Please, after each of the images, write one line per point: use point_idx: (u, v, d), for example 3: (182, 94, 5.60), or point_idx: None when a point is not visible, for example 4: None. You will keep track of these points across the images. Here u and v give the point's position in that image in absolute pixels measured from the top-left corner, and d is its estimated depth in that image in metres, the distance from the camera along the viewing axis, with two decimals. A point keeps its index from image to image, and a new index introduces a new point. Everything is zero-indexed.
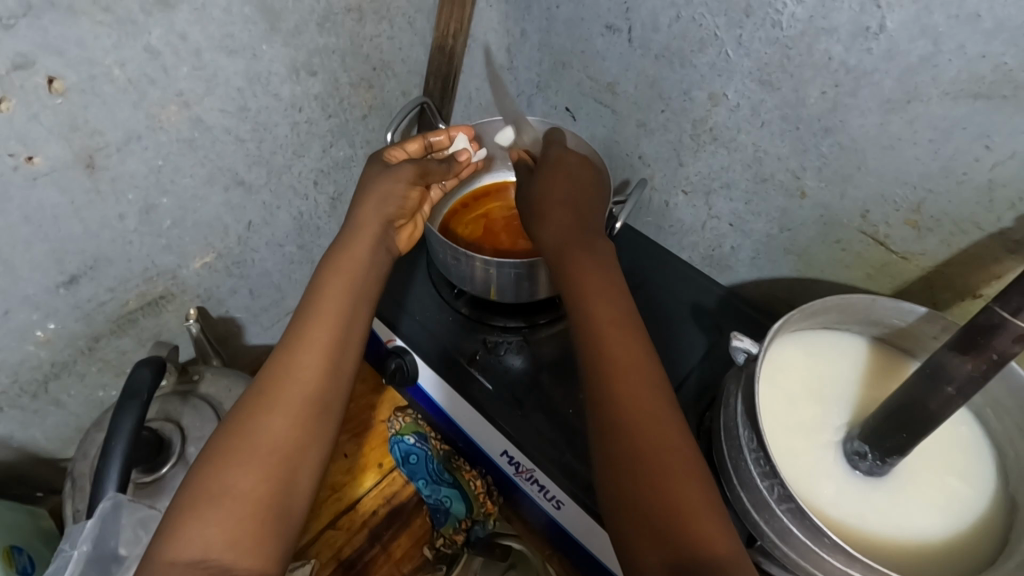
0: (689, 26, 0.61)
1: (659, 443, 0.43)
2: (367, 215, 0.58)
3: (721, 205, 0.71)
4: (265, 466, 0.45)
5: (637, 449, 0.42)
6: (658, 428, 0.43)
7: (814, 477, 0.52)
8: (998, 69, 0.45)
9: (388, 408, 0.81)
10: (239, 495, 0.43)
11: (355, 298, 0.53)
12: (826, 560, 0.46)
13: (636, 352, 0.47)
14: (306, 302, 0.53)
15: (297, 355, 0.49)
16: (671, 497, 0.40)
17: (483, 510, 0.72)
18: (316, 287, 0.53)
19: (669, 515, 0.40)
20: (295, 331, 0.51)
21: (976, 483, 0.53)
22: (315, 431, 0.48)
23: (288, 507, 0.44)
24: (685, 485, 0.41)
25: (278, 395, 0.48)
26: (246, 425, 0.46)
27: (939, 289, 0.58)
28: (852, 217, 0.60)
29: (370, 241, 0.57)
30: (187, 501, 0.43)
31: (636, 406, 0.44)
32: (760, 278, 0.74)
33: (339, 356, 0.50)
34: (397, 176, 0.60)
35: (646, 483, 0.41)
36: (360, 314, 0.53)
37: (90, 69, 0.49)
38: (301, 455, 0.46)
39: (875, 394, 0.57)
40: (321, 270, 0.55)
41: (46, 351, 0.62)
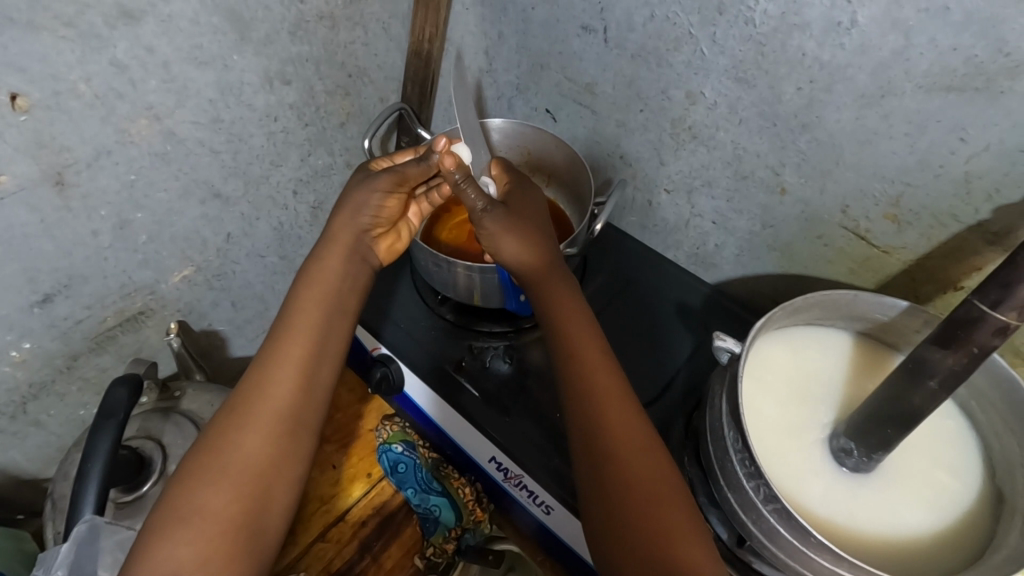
0: (664, 25, 0.60)
1: (647, 475, 0.45)
2: (344, 221, 0.57)
3: (703, 203, 0.71)
4: (238, 485, 0.44)
5: (625, 481, 0.44)
6: (644, 458, 0.45)
7: (801, 476, 0.52)
8: (970, 61, 0.45)
9: (375, 417, 0.80)
10: (212, 515, 0.43)
11: (332, 309, 0.53)
12: (814, 560, 0.45)
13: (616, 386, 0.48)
14: (282, 312, 0.52)
15: (274, 368, 0.49)
16: (659, 526, 0.43)
17: (472, 518, 0.71)
18: (292, 297, 0.53)
19: (655, 545, 0.42)
20: (270, 342, 0.50)
21: (964, 475, 0.53)
22: (293, 446, 0.47)
23: (262, 526, 0.45)
24: (671, 515, 0.43)
25: (253, 410, 0.47)
26: (220, 442, 0.46)
27: (921, 282, 0.58)
28: (832, 213, 0.60)
29: (345, 249, 0.56)
30: (160, 520, 0.43)
31: (620, 439, 0.46)
32: (745, 275, 0.74)
33: (315, 371, 0.50)
34: (375, 188, 0.56)
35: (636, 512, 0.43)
36: (338, 327, 0.53)
37: (55, 85, 0.49)
38: (275, 472, 0.46)
39: (860, 391, 0.57)
40: (298, 279, 0.54)
41: (23, 371, 0.61)
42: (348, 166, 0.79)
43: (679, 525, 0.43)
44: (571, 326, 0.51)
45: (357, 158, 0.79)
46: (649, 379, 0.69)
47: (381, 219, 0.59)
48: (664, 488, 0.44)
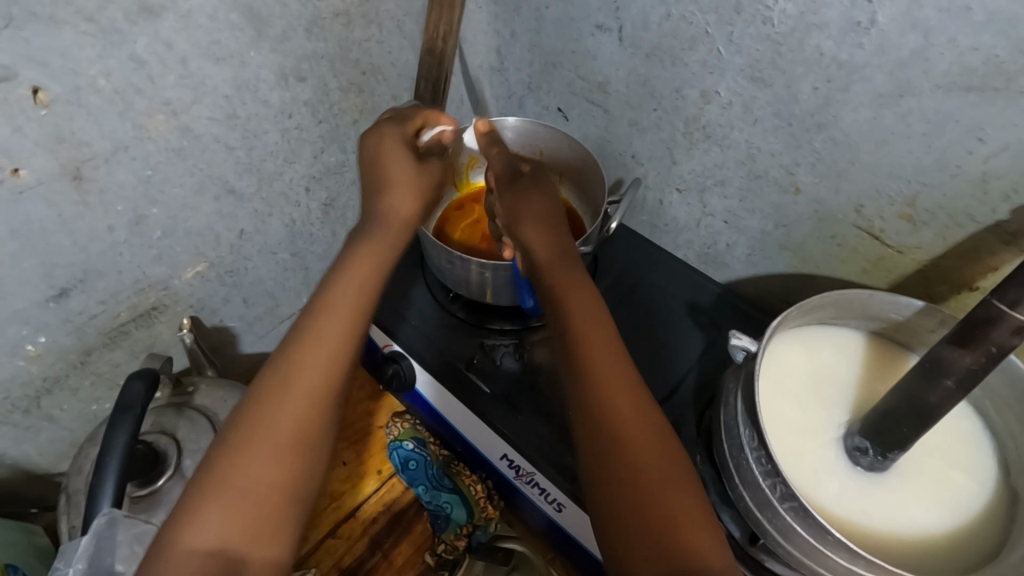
0: (679, 24, 0.60)
1: (652, 459, 0.44)
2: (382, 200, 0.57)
3: (715, 202, 0.71)
4: (280, 459, 0.43)
5: (629, 460, 0.43)
6: (650, 439, 0.45)
7: (816, 476, 0.52)
8: (989, 61, 0.45)
9: (386, 414, 0.80)
10: (251, 493, 0.42)
11: (371, 283, 0.52)
12: (830, 558, 0.45)
13: (624, 370, 0.48)
14: (320, 287, 0.51)
15: (314, 346, 0.47)
16: (663, 505, 0.42)
17: (484, 514, 0.71)
18: (330, 279, 0.52)
19: (660, 527, 0.41)
20: (309, 315, 0.49)
21: (978, 476, 0.53)
22: (331, 419, 0.46)
23: (298, 508, 0.43)
24: (676, 493, 0.42)
25: (294, 381, 0.46)
26: (258, 413, 0.44)
27: (936, 282, 0.58)
28: (846, 212, 0.60)
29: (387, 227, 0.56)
30: (200, 493, 0.41)
31: (623, 420, 0.45)
32: (755, 275, 0.74)
33: (353, 352, 0.49)
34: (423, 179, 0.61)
35: (640, 489, 0.42)
36: (375, 304, 0.52)
37: (75, 80, 0.49)
38: (313, 453, 0.45)
39: (874, 390, 0.57)
40: (341, 258, 0.54)
41: (37, 365, 0.61)
42: None
43: (686, 506, 0.42)
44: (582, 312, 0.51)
45: None
46: (660, 378, 0.69)
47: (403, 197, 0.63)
48: (668, 468, 0.43)
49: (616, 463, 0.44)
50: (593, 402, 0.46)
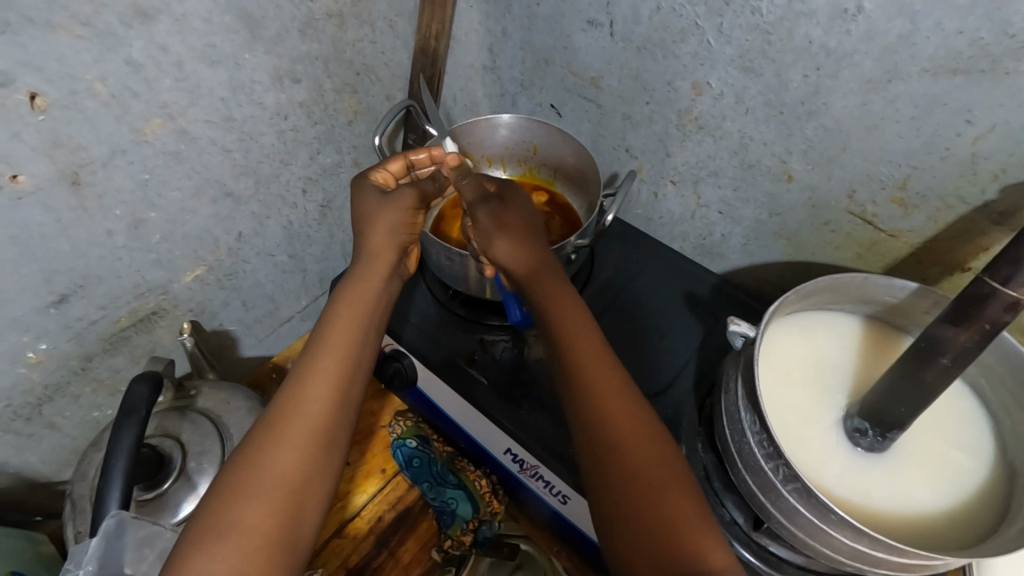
0: (670, 17, 0.61)
1: (655, 468, 0.45)
2: (373, 240, 0.58)
3: (709, 193, 0.72)
4: (271, 501, 0.44)
5: (632, 472, 0.45)
6: (658, 462, 0.45)
7: (818, 458, 0.53)
8: (975, 43, 0.46)
9: (389, 413, 0.80)
10: (247, 528, 0.42)
11: (362, 326, 0.53)
12: (834, 537, 0.46)
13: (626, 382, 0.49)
14: (314, 333, 0.52)
15: (305, 385, 0.49)
16: (661, 513, 0.43)
17: (490, 509, 0.71)
18: (323, 320, 0.53)
19: (656, 529, 0.42)
20: (303, 362, 0.50)
21: (975, 453, 0.54)
22: (326, 461, 0.47)
23: (295, 540, 0.44)
24: (678, 500, 0.44)
25: (287, 427, 0.47)
26: (255, 459, 0.45)
27: (928, 264, 0.59)
28: (839, 199, 0.61)
29: (377, 267, 0.57)
30: (194, 537, 0.42)
31: (619, 429, 0.47)
32: (751, 264, 0.75)
33: (346, 387, 0.50)
34: (398, 203, 0.60)
35: (649, 509, 0.43)
36: (368, 343, 0.53)
37: (71, 84, 0.49)
38: (308, 488, 0.45)
39: (871, 372, 0.57)
40: (334, 294, 0.55)
41: (38, 372, 0.61)
42: (355, 164, 0.79)
43: (685, 512, 0.43)
44: (572, 322, 0.52)
45: (365, 156, 0.80)
46: (662, 368, 0.69)
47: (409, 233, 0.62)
48: (667, 476, 0.45)
49: (620, 477, 0.45)
50: (594, 412, 0.47)
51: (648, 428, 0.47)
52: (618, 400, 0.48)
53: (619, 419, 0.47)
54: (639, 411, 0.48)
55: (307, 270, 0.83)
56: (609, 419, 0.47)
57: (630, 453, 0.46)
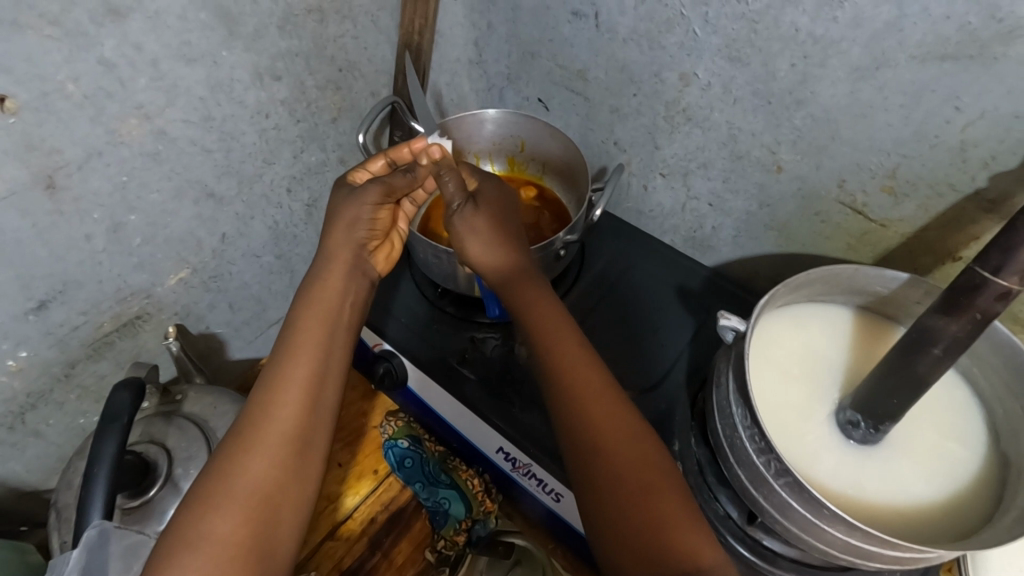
0: (655, 7, 0.60)
1: (638, 466, 0.44)
2: (339, 242, 0.57)
3: (699, 185, 0.71)
4: (245, 509, 0.43)
5: (616, 472, 0.44)
6: (640, 457, 0.45)
7: (811, 452, 0.52)
8: (963, 29, 0.45)
9: (380, 414, 0.79)
10: (219, 538, 0.42)
11: (332, 330, 0.52)
12: (827, 532, 0.46)
13: (601, 377, 0.49)
14: (281, 339, 0.51)
15: (277, 390, 0.48)
16: (653, 513, 0.43)
17: (483, 509, 0.70)
18: (291, 325, 0.52)
19: (647, 526, 0.42)
20: (271, 369, 0.50)
21: (969, 443, 0.54)
22: (298, 467, 0.46)
23: (270, 550, 0.43)
24: (661, 495, 0.43)
25: (258, 434, 0.46)
26: (226, 469, 0.45)
27: (920, 254, 0.58)
28: (829, 188, 0.60)
29: (344, 268, 0.56)
30: (167, 549, 0.41)
31: (604, 427, 0.46)
32: (743, 257, 0.74)
33: (318, 390, 0.49)
34: (364, 201, 0.58)
35: (632, 506, 0.43)
36: (340, 347, 0.52)
37: (42, 85, 0.48)
38: (282, 495, 0.45)
39: (862, 363, 0.57)
40: (300, 297, 0.54)
41: (19, 380, 0.60)
42: (340, 163, 0.78)
43: (671, 508, 0.43)
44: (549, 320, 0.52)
45: (350, 154, 0.79)
46: (654, 363, 0.69)
47: (375, 232, 0.60)
48: (652, 474, 0.44)
49: (604, 474, 0.44)
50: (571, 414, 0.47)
51: (627, 424, 0.46)
52: (587, 402, 0.47)
53: (597, 418, 0.46)
54: (616, 404, 0.47)
55: (295, 270, 0.82)
56: (585, 418, 0.47)
57: (609, 448, 0.45)
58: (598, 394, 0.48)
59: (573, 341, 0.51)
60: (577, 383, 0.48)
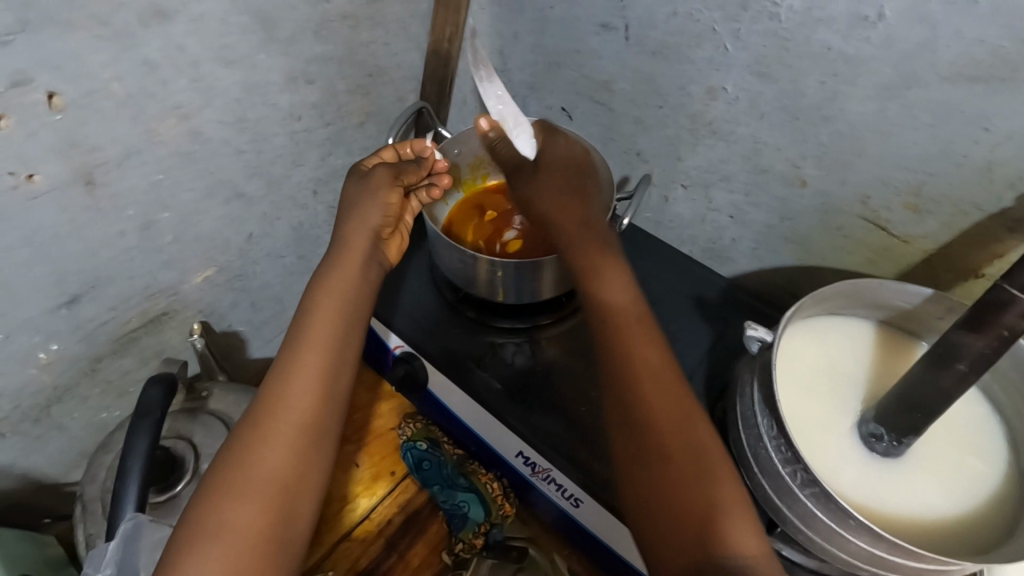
0: (685, 22, 0.61)
1: (689, 450, 0.45)
2: (351, 233, 0.57)
3: (720, 198, 0.72)
4: (262, 500, 0.44)
5: (666, 453, 0.45)
6: (690, 440, 0.45)
7: (834, 463, 0.53)
8: (995, 53, 0.46)
9: (397, 416, 0.80)
10: (238, 528, 0.42)
11: (348, 319, 0.52)
12: (852, 542, 0.47)
13: (656, 358, 0.49)
14: (294, 326, 0.52)
15: (291, 380, 0.48)
16: (699, 498, 0.43)
17: (501, 513, 0.70)
18: (304, 313, 0.52)
19: (696, 515, 0.42)
20: (284, 358, 0.50)
21: (989, 459, 0.54)
22: (313, 458, 0.47)
23: (288, 540, 0.44)
24: (708, 479, 0.44)
25: (274, 424, 0.47)
26: (241, 458, 0.45)
27: (941, 270, 0.59)
28: (851, 204, 0.61)
29: (360, 255, 0.57)
30: (184, 538, 0.42)
31: (655, 408, 0.47)
32: (761, 269, 0.75)
33: (333, 379, 0.50)
34: (373, 185, 0.60)
35: (680, 488, 0.44)
36: (354, 336, 0.53)
37: (88, 84, 0.49)
38: (298, 485, 0.46)
39: (885, 377, 0.58)
40: (312, 285, 0.54)
41: (47, 374, 0.61)
42: None
43: (721, 492, 0.43)
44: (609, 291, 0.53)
45: None
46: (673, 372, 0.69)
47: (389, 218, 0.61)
48: (704, 459, 0.45)
49: (655, 454, 0.45)
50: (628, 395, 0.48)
51: (679, 407, 0.47)
52: (639, 381, 0.48)
53: (649, 397, 0.47)
54: (675, 394, 0.48)
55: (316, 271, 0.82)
56: (639, 398, 0.47)
57: (660, 429, 0.46)
58: (652, 376, 0.48)
59: (632, 320, 0.51)
60: (633, 365, 0.49)
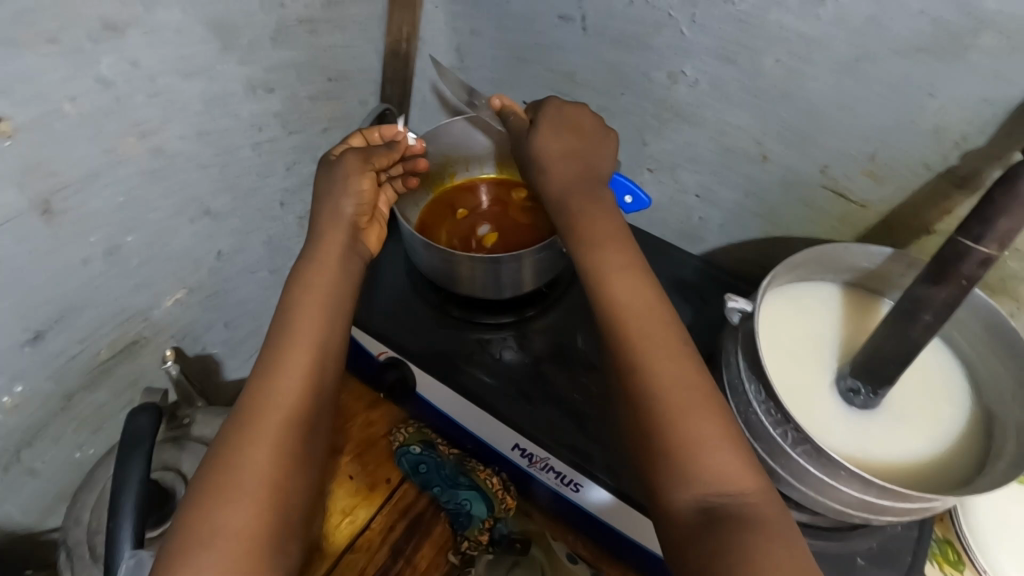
0: (643, 10, 0.63)
1: (677, 382, 0.45)
2: (327, 224, 0.57)
3: (687, 179, 0.74)
4: (255, 500, 0.42)
5: (650, 389, 0.45)
6: (677, 373, 0.46)
7: (818, 420, 0.56)
8: (937, 23, 0.50)
9: (387, 423, 0.79)
10: (231, 531, 0.40)
11: (331, 312, 0.52)
12: (843, 492, 0.49)
13: (642, 301, 0.49)
14: (277, 322, 0.51)
15: (278, 375, 0.47)
16: (686, 432, 0.43)
17: (504, 506, 0.70)
18: (287, 309, 0.51)
19: (683, 449, 0.43)
20: (270, 353, 0.49)
21: (956, 403, 0.58)
22: (304, 454, 0.45)
23: (286, 541, 0.42)
24: (697, 412, 0.44)
25: (262, 420, 0.45)
26: (230, 457, 0.43)
27: (896, 231, 0.63)
28: (813, 175, 0.65)
29: (339, 247, 0.57)
30: (175, 547, 0.39)
31: (643, 348, 0.47)
32: (730, 245, 0.78)
33: (320, 373, 0.49)
34: (346, 170, 0.59)
35: (668, 424, 0.44)
36: (339, 329, 0.52)
37: (41, 105, 0.46)
38: (292, 483, 0.44)
39: (856, 335, 0.61)
40: (292, 280, 0.54)
41: (15, 416, 0.57)
42: None
43: (707, 421, 0.44)
44: (594, 241, 0.53)
45: None
46: None
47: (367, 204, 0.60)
48: (692, 390, 0.45)
49: (642, 393, 0.45)
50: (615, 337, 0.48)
51: (668, 344, 0.47)
52: (626, 324, 0.48)
53: (634, 338, 0.47)
54: (663, 333, 0.48)
55: None
56: (628, 343, 0.47)
57: (647, 367, 0.46)
58: (638, 319, 0.48)
59: (615, 266, 0.51)
60: (618, 310, 0.49)
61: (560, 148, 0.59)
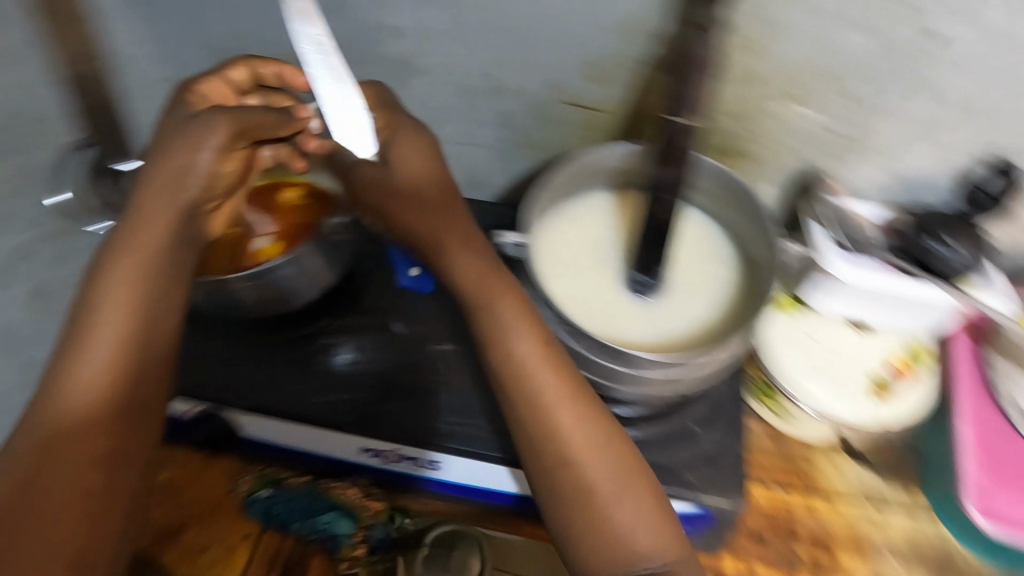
0: None
1: (575, 423, 0.50)
2: (147, 202, 0.47)
3: (444, 129, 0.73)
4: (40, 544, 0.38)
5: (551, 428, 0.50)
6: (577, 414, 0.51)
7: (614, 321, 0.59)
8: None
9: (225, 478, 0.70)
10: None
11: (141, 301, 0.45)
12: (648, 376, 0.53)
13: (540, 344, 0.52)
14: (82, 308, 0.45)
15: (76, 383, 0.43)
16: (583, 471, 0.49)
17: (371, 512, 0.66)
18: (92, 296, 0.45)
19: (578, 484, 0.49)
20: (70, 354, 0.44)
21: (722, 260, 0.64)
22: (110, 485, 0.41)
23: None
24: (594, 455, 0.50)
25: (61, 441, 0.41)
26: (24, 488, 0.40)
27: (636, 122, 0.67)
28: (547, 94, 0.67)
29: (160, 221, 0.48)
30: None
31: (541, 390, 0.51)
32: (511, 180, 0.77)
33: (125, 387, 0.44)
34: (204, 131, 0.49)
35: (569, 460, 0.49)
36: (157, 320, 0.46)
37: None
38: (89, 521, 0.40)
39: (627, 232, 0.65)
40: (109, 255, 0.47)
41: None
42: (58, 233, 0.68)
43: (608, 460, 0.50)
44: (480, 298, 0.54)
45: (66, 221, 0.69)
46: None
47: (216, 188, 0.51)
48: (588, 431, 0.50)
49: (545, 432, 0.50)
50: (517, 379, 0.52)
51: (570, 386, 0.51)
52: (521, 367, 0.51)
53: (533, 381, 0.51)
54: (566, 378, 0.52)
55: None
56: (530, 384, 0.51)
57: (545, 407, 0.50)
58: (535, 362, 0.51)
59: (507, 314, 0.53)
60: (513, 360, 0.52)
61: (430, 199, 0.55)
